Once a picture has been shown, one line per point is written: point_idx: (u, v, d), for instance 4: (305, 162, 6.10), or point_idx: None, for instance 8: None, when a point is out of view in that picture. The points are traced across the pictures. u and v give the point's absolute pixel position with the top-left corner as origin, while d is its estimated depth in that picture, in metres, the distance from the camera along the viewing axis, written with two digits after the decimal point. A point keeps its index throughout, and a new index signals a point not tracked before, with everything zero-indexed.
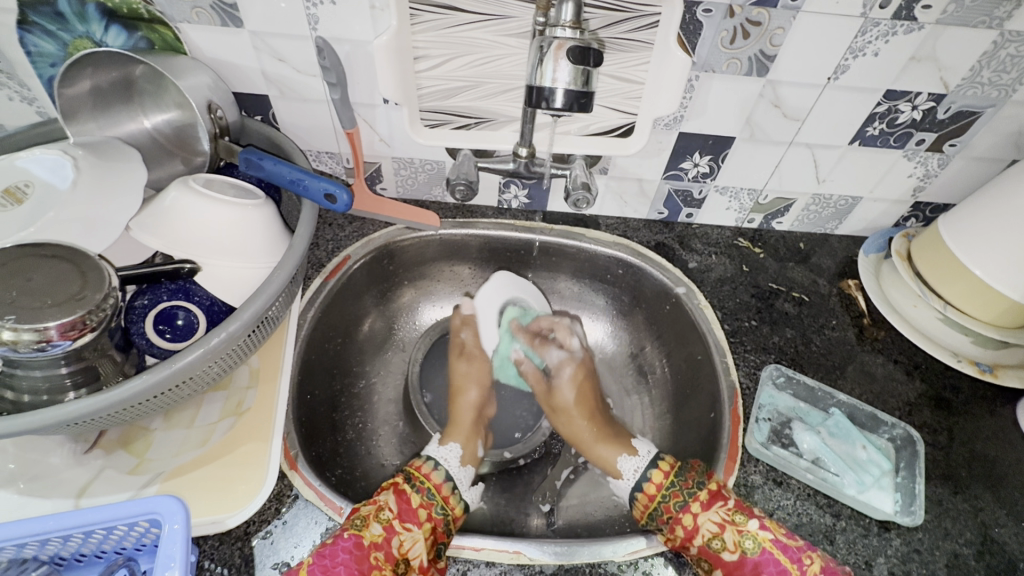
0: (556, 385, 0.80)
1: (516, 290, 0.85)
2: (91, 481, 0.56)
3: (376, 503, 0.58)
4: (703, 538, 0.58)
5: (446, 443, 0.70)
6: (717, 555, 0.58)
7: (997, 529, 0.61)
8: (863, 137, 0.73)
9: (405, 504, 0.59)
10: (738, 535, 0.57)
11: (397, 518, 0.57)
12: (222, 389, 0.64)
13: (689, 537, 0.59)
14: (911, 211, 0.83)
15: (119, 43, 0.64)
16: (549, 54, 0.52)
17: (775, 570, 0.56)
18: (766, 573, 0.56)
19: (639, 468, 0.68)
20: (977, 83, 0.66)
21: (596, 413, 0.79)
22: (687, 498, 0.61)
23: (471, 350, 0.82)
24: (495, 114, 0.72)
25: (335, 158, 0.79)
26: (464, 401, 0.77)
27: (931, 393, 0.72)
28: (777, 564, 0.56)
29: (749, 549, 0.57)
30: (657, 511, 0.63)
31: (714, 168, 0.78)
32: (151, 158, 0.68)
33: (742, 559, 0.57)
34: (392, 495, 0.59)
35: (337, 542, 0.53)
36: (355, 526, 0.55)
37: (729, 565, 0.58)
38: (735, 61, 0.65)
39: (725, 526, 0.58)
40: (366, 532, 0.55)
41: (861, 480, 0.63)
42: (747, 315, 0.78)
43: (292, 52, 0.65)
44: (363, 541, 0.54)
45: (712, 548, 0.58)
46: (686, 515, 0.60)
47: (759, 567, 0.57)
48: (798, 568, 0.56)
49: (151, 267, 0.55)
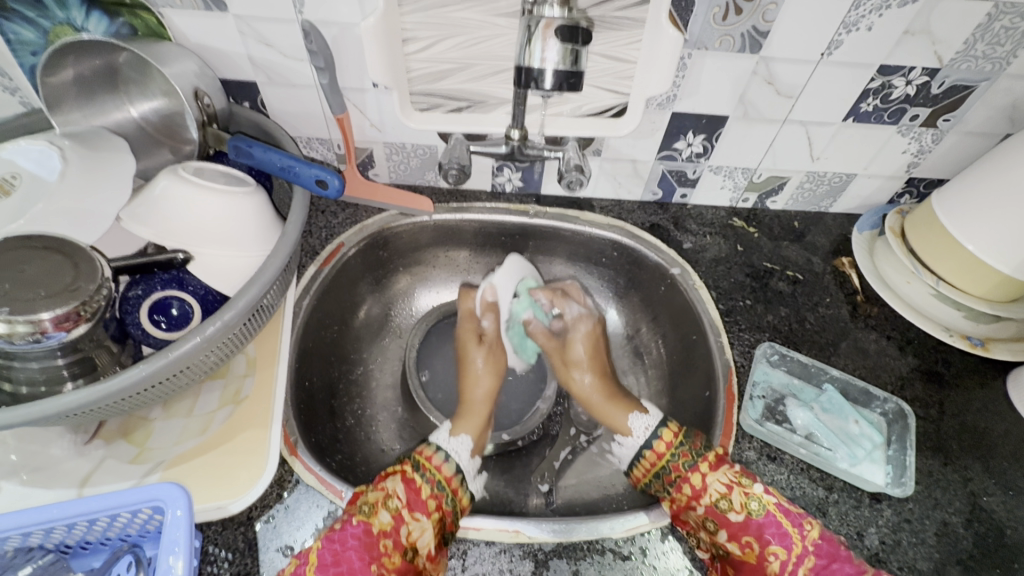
0: (569, 342, 0.79)
1: (526, 265, 0.84)
2: (93, 471, 0.56)
3: (385, 490, 0.57)
4: (710, 497, 0.59)
5: (456, 434, 0.67)
6: (723, 516, 0.58)
7: (986, 497, 0.63)
8: (857, 114, 0.72)
9: (415, 494, 0.58)
10: (745, 496, 0.57)
11: (406, 506, 0.57)
12: (220, 377, 0.64)
13: (696, 496, 0.59)
14: (906, 187, 0.83)
15: (101, 30, 0.63)
16: (537, 34, 0.51)
17: (776, 532, 0.56)
18: (768, 535, 0.56)
19: (650, 426, 0.67)
20: (971, 56, 0.65)
21: (607, 372, 0.78)
22: (695, 458, 0.62)
23: (490, 340, 0.80)
24: (486, 96, 0.71)
25: (326, 144, 0.78)
26: (478, 390, 0.75)
27: (923, 367, 0.72)
28: (779, 527, 0.56)
29: (754, 510, 0.57)
30: (666, 471, 0.63)
31: (708, 147, 0.78)
32: (140, 148, 0.68)
33: (747, 521, 0.57)
34: (400, 482, 0.59)
35: (346, 528, 0.53)
36: (363, 513, 0.55)
37: (734, 527, 0.57)
38: (728, 38, 0.64)
39: (732, 487, 0.58)
40: (374, 519, 0.55)
41: (853, 454, 0.64)
42: (742, 294, 0.78)
43: (278, 36, 0.64)
44: (371, 529, 0.54)
45: (718, 508, 0.58)
46: (694, 474, 0.60)
47: (762, 530, 0.56)
48: (799, 533, 0.55)
49: (144, 257, 0.54)
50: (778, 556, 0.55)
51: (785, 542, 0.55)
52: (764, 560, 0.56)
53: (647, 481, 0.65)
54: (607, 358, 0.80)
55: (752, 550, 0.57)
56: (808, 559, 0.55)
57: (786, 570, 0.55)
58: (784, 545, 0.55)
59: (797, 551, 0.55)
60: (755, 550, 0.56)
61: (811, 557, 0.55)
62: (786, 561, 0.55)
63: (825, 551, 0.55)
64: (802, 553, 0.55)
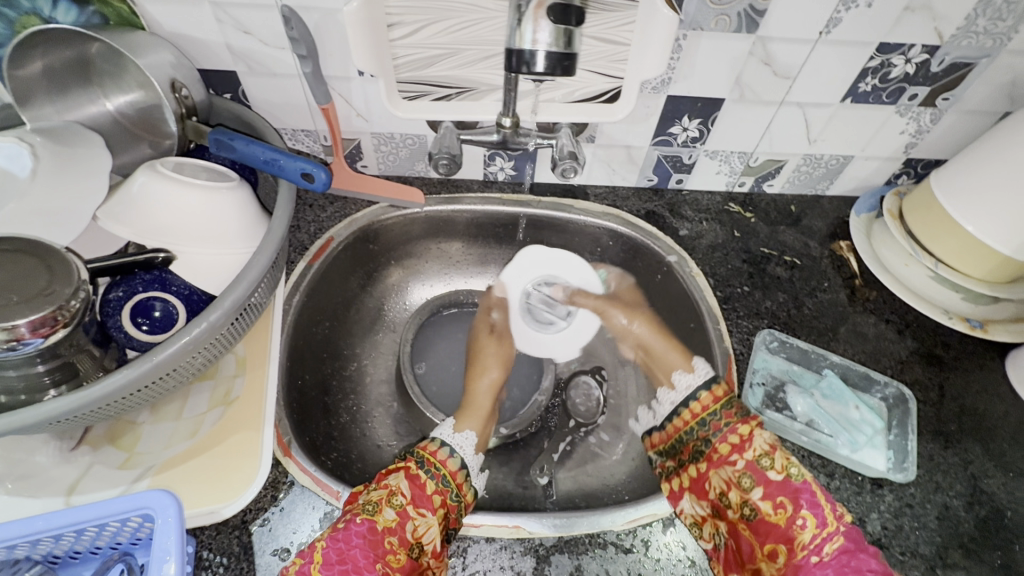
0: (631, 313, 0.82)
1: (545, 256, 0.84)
2: (80, 478, 0.55)
3: (388, 488, 0.56)
4: (752, 452, 0.58)
5: (460, 428, 0.66)
6: (762, 473, 0.57)
7: (987, 480, 0.63)
8: (855, 94, 0.71)
9: (419, 490, 0.57)
10: (787, 460, 0.57)
11: (411, 503, 0.56)
12: (209, 379, 0.63)
13: (739, 448, 0.59)
14: (903, 168, 0.82)
15: (70, 20, 0.60)
16: (528, 14, 0.48)
17: (812, 500, 0.55)
18: (802, 501, 0.55)
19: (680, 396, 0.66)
20: (972, 32, 0.64)
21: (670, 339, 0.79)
22: (744, 413, 0.61)
23: (501, 331, 0.83)
24: (477, 82, 0.69)
25: (312, 135, 0.76)
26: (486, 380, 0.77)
27: (922, 350, 0.72)
28: (814, 496, 0.55)
29: (793, 475, 0.56)
30: (710, 420, 0.63)
31: (703, 131, 0.76)
32: (117, 143, 0.65)
33: (785, 482, 0.56)
34: (404, 479, 0.58)
35: (351, 527, 0.53)
36: (368, 511, 0.54)
37: (771, 486, 0.57)
38: (724, 18, 0.62)
39: (775, 448, 0.58)
40: (379, 517, 0.54)
41: (854, 440, 0.64)
42: (739, 281, 0.77)
43: (257, 23, 0.61)
44: (376, 526, 0.53)
45: (759, 465, 0.58)
46: (744, 425, 0.60)
47: (798, 494, 0.56)
48: (832, 509, 0.55)
49: (123, 258, 0.52)
50: (807, 521, 0.54)
51: (817, 511, 0.55)
52: (792, 526, 0.55)
53: (685, 429, 0.65)
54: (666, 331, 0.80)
55: (784, 512, 0.56)
56: (836, 539, 0.54)
57: (813, 542, 0.54)
58: (815, 515, 0.54)
59: (828, 527, 0.54)
60: (786, 512, 0.56)
61: (840, 537, 0.54)
62: (816, 533, 0.54)
63: (853, 537, 0.54)
64: (833, 531, 0.54)
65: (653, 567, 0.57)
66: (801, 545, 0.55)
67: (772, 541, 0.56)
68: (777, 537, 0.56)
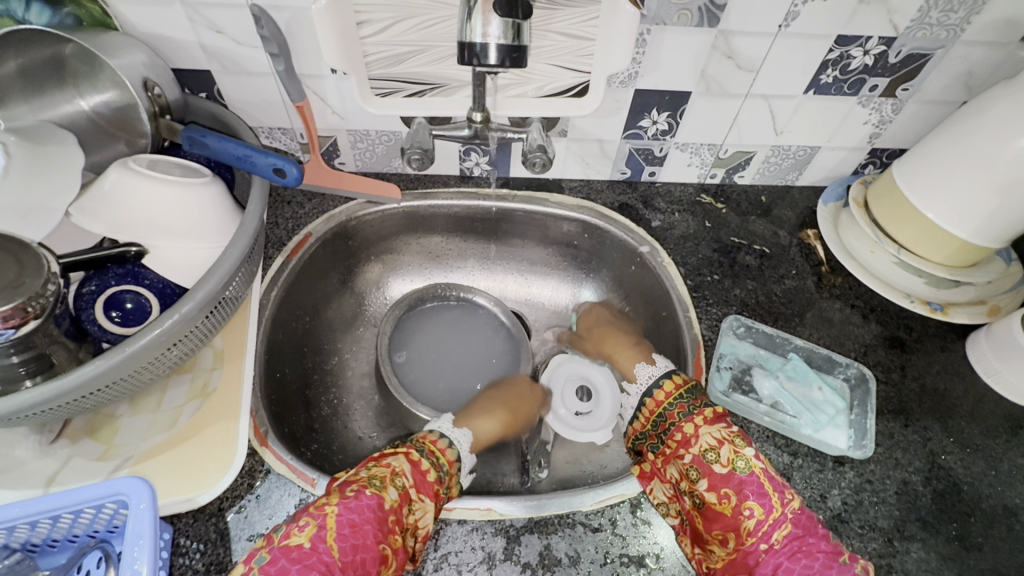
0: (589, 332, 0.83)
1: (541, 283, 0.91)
2: (59, 471, 0.56)
3: (391, 468, 0.57)
4: (698, 447, 0.60)
5: (458, 425, 0.67)
6: (707, 466, 0.58)
7: (945, 456, 0.65)
8: (818, 86, 0.73)
9: (421, 476, 0.58)
10: (734, 453, 0.58)
11: (413, 487, 0.57)
12: (187, 372, 0.64)
13: (685, 444, 0.60)
14: (869, 157, 0.84)
15: (43, 21, 0.61)
16: (477, 8, 0.50)
17: (757, 491, 0.56)
18: (747, 492, 0.56)
19: (654, 376, 0.68)
20: (926, 24, 0.66)
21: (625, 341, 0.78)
22: (691, 410, 0.63)
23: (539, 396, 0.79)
24: (448, 78, 0.70)
25: (289, 133, 0.77)
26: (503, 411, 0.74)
27: (886, 334, 0.74)
28: (760, 486, 0.56)
29: (739, 467, 0.57)
30: (660, 419, 0.64)
31: (673, 124, 0.78)
32: (92, 142, 0.66)
33: (730, 474, 0.57)
34: (406, 460, 0.58)
35: (360, 499, 0.53)
36: (375, 487, 0.55)
37: (715, 478, 0.58)
38: (686, 12, 0.64)
39: (723, 443, 0.59)
40: (385, 494, 0.55)
41: (817, 420, 0.66)
42: (710, 270, 0.79)
43: (229, 22, 0.63)
44: (383, 503, 0.54)
45: (705, 458, 0.59)
46: (688, 424, 0.61)
47: (743, 486, 0.57)
48: (779, 497, 0.56)
49: (97, 252, 0.53)
50: (754, 511, 0.56)
51: (764, 501, 0.56)
52: (738, 515, 0.56)
53: (642, 430, 0.66)
54: (624, 337, 0.79)
55: (729, 503, 0.57)
56: (784, 526, 0.55)
57: (760, 529, 0.55)
58: (762, 505, 0.56)
59: (774, 514, 0.55)
60: (731, 502, 0.57)
61: (787, 524, 0.55)
62: (762, 520, 0.55)
63: (803, 523, 0.55)
64: (780, 518, 0.55)
65: (621, 545, 0.59)
66: (748, 532, 0.56)
67: (719, 528, 0.57)
68: (724, 525, 0.57)
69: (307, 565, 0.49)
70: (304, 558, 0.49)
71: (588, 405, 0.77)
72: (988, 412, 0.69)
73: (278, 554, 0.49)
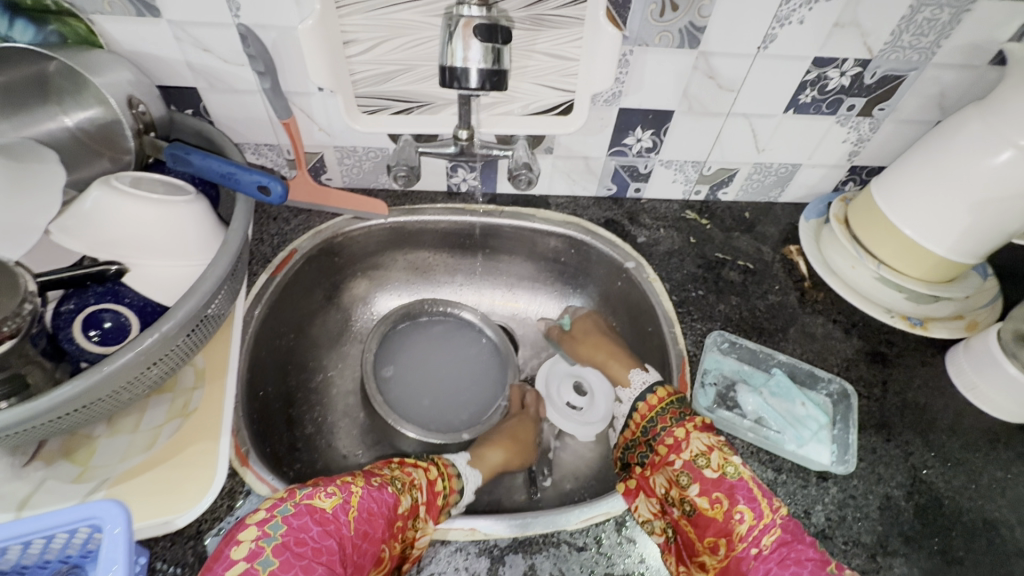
0: (577, 334, 0.82)
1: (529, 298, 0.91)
2: (32, 494, 0.54)
3: (412, 479, 0.59)
4: (690, 452, 0.60)
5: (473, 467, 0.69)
6: (699, 471, 0.59)
7: (926, 470, 0.65)
8: (797, 105, 0.75)
9: (433, 497, 0.60)
10: (724, 458, 0.59)
11: (426, 506, 0.59)
12: (167, 391, 0.63)
13: (676, 449, 0.61)
14: (849, 175, 0.86)
15: (27, 39, 0.61)
16: (458, 33, 0.51)
17: (748, 495, 0.57)
18: (739, 496, 0.57)
19: (647, 381, 0.69)
20: (899, 47, 0.68)
21: (616, 348, 0.77)
22: (684, 416, 0.64)
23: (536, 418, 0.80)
24: (434, 97, 0.71)
25: (276, 150, 0.78)
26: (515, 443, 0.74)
27: (867, 348, 0.75)
28: (750, 491, 0.57)
29: (729, 472, 0.58)
30: (650, 425, 0.65)
31: (657, 142, 0.79)
32: (76, 158, 0.65)
33: (721, 479, 0.58)
34: (425, 476, 0.61)
35: (382, 492, 0.56)
36: (397, 487, 0.57)
37: (707, 483, 0.58)
38: (666, 34, 0.66)
39: (712, 448, 0.60)
40: (401, 499, 0.56)
41: (799, 435, 0.66)
42: (694, 285, 0.80)
43: (216, 41, 0.63)
44: (398, 507, 0.55)
45: (696, 464, 0.59)
46: (680, 428, 0.62)
47: (734, 490, 0.57)
48: (768, 504, 0.56)
49: (75, 270, 0.53)
50: (745, 515, 0.56)
51: (754, 505, 0.56)
52: (730, 520, 0.57)
53: (632, 438, 0.67)
54: (614, 343, 0.79)
55: (721, 507, 0.57)
56: (774, 531, 0.55)
57: (751, 534, 0.56)
58: (752, 509, 0.56)
59: (764, 519, 0.56)
60: (723, 506, 0.57)
61: (776, 529, 0.55)
62: (753, 525, 0.56)
63: (791, 529, 0.55)
64: (770, 522, 0.55)
65: (606, 564, 0.58)
66: (740, 538, 0.56)
67: (712, 535, 0.57)
68: (717, 530, 0.57)
69: (327, 531, 0.51)
70: (324, 523, 0.51)
71: (582, 400, 0.82)
72: (968, 426, 0.70)
73: (303, 510, 0.52)
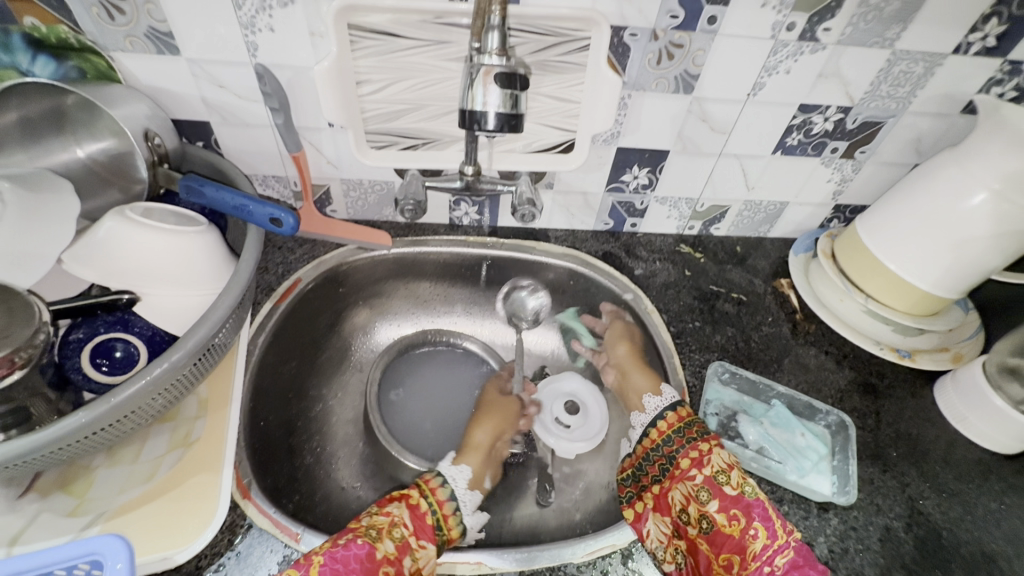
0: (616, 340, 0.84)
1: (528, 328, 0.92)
2: (25, 528, 0.52)
3: (390, 517, 0.58)
4: (711, 468, 0.62)
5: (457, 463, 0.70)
6: (718, 487, 0.60)
7: (923, 501, 0.67)
8: (784, 147, 0.79)
9: (420, 521, 0.60)
10: (743, 478, 0.61)
11: (413, 535, 0.58)
12: (169, 421, 0.62)
13: (698, 463, 0.63)
14: (833, 213, 0.90)
15: (47, 73, 0.63)
16: (478, 79, 0.54)
17: (763, 514, 0.58)
18: (754, 515, 0.58)
19: (660, 406, 0.70)
20: (877, 96, 0.73)
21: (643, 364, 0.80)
22: (707, 432, 0.65)
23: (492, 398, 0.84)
24: (440, 134, 0.74)
25: (282, 181, 0.79)
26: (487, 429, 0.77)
27: (859, 379, 0.77)
28: (767, 510, 0.58)
29: (747, 491, 0.60)
30: (677, 437, 0.66)
31: (652, 179, 0.83)
32: (86, 188, 0.66)
33: (739, 496, 0.59)
34: (405, 508, 0.60)
35: (350, 548, 0.53)
36: (370, 536, 0.55)
37: (726, 499, 0.60)
38: (663, 80, 0.69)
39: (732, 467, 0.62)
40: (379, 545, 0.55)
41: (800, 466, 0.68)
42: (691, 316, 0.82)
43: (232, 78, 0.65)
44: (374, 553, 0.54)
45: (715, 480, 0.61)
46: (704, 442, 0.64)
47: (751, 508, 0.59)
48: (784, 527, 0.58)
49: (85, 300, 0.54)
50: (760, 533, 0.57)
51: (769, 525, 0.57)
52: (745, 537, 0.58)
53: (650, 450, 0.68)
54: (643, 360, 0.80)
55: (738, 524, 0.58)
56: (787, 553, 0.56)
57: (765, 553, 0.57)
58: (767, 528, 0.57)
59: (779, 539, 0.57)
60: (740, 524, 0.58)
61: (790, 551, 0.56)
62: (767, 544, 0.57)
63: (803, 553, 0.56)
64: (784, 544, 0.57)
65: None
66: (753, 556, 0.57)
67: (727, 551, 0.58)
68: (732, 547, 0.58)
69: None
70: None
71: (574, 421, 0.83)
72: (960, 457, 0.71)
73: None
